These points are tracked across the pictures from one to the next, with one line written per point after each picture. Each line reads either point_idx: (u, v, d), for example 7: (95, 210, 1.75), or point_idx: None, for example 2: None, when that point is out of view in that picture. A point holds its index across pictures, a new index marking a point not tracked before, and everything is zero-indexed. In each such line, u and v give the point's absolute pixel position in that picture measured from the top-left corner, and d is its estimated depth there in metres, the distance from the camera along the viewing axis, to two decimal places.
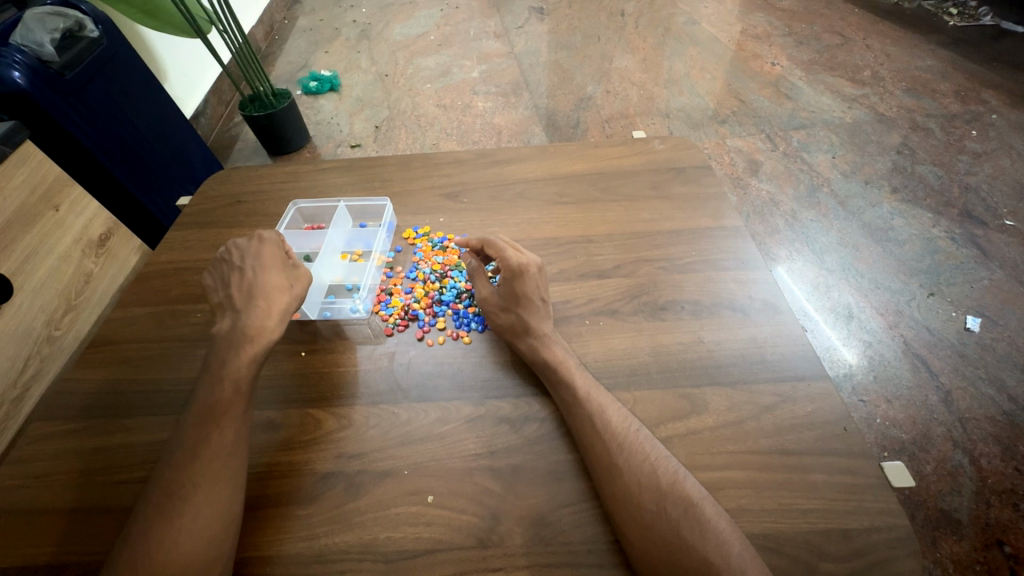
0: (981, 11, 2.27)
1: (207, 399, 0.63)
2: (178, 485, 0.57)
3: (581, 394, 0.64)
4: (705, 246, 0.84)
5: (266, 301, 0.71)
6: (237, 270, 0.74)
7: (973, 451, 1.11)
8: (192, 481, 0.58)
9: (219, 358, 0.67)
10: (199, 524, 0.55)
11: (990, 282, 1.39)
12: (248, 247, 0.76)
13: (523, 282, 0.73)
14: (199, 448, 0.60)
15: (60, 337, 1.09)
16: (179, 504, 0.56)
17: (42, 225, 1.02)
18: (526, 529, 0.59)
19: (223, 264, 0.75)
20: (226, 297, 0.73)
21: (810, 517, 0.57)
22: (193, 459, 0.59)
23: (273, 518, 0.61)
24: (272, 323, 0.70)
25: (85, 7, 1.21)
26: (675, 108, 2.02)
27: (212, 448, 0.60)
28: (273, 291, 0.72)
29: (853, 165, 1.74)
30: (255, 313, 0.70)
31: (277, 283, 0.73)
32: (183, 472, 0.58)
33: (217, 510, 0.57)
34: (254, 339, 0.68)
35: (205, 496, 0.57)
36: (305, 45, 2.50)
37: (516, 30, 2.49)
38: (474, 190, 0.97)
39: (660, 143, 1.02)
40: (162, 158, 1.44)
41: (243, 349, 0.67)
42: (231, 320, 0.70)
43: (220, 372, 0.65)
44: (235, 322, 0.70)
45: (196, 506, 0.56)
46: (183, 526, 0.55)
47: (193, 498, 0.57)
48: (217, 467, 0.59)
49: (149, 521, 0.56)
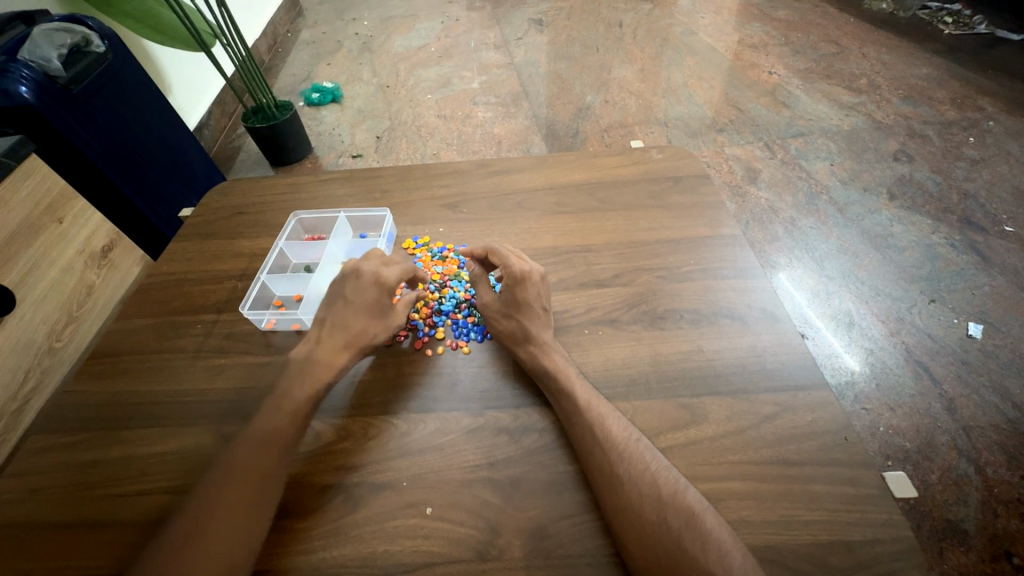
0: (976, 20, 2.29)
1: (267, 425, 0.64)
2: (216, 505, 0.58)
3: (581, 403, 0.64)
4: (704, 255, 0.85)
5: (329, 335, 0.71)
6: (332, 299, 0.74)
7: (978, 460, 1.10)
8: (228, 503, 0.58)
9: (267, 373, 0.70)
10: (214, 533, 0.56)
11: (991, 288, 1.39)
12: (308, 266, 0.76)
13: (524, 289, 0.73)
14: (246, 470, 0.60)
15: (61, 349, 1.09)
16: (212, 524, 0.57)
17: (46, 238, 1.02)
18: (526, 542, 0.58)
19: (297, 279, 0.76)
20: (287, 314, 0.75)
21: (811, 528, 0.57)
22: (236, 480, 0.60)
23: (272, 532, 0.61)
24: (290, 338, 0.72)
25: (92, 23, 1.23)
26: (673, 117, 2.03)
27: (256, 473, 0.60)
28: (337, 326, 0.72)
29: (852, 172, 1.74)
30: (325, 349, 0.70)
31: None
32: (222, 494, 0.59)
33: (242, 534, 0.57)
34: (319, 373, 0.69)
35: (236, 519, 0.57)
36: (307, 57, 2.53)
37: (515, 41, 2.52)
38: (473, 200, 0.97)
39: (657, 152, 1.02)
40: (165, 169, 1.45)
41: (305, 382, 0.68)
42: (306, 349, 0.71)
43: (283, 397, 0.66)
44: (309, 353, 0.70)
45: (227, 529, 0.56)
46: (209, 548, 0.55)
47: (227, 520, 0.57)
48: (255, 492, 0.59)
49: (180, 538, 0.56)
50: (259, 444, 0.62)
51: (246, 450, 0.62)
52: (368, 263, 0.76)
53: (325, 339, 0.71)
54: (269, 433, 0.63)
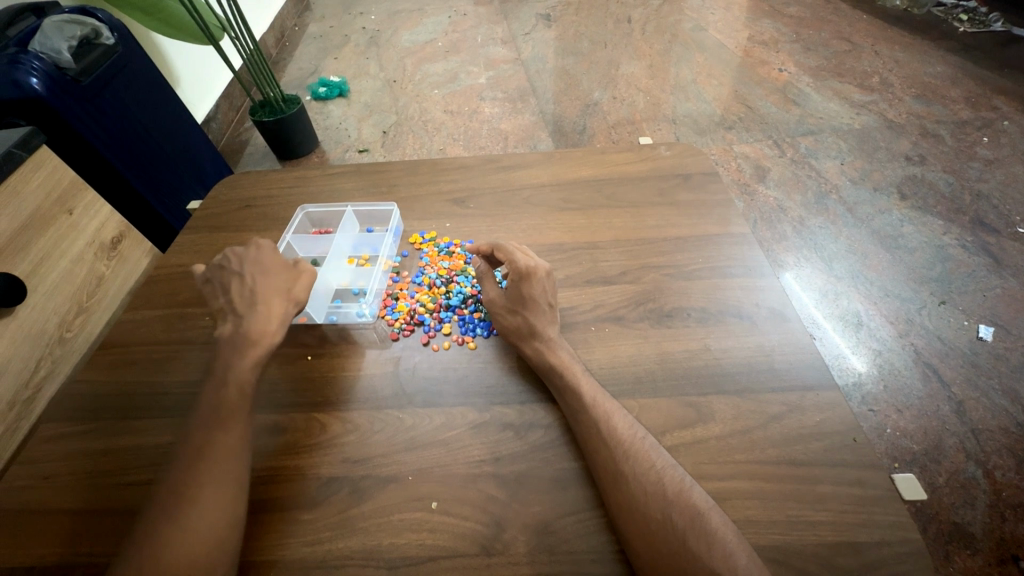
0: (992, 17, 2.26)
1: (211, 401, 0.64)
2: (185, 486, 0.58)
3: (587, 401, 0.64)
4: (713, 253, 0.84)
5: (266, 306, 0.71)
6: (236, 276, 0.74)
7: (986, 463, 1.09)
8: (217, 488, 0.58)
9: (237, 366, 0.67)
10: (199, 517, 0.56)
11: (1003, 291, 1.37)
12: (246, 253, 0.76)
13: (530, 285, 0.73)
14: (205, 449, 0.60)
15: (72, 340, 1.04)
16: (189, 506, 0.56)
17: (56, 229, 1.01)
18: (530, 537, 0.58)
19: (220, 272, 0.75)
20: (227, 303, 0.73)
21: (819, 529, 0.57)
22: (203, 461, 0.59)
23: (255, 524, 0.61)
24: (273, 327, 0.71)
25: (102, 15, 1.23)
26: (681, 114, 2.01)
27: (228, 451, 0.61)
28: (273, 295, 0.73)
29: (862, 171, 1.73)
30: (257, 317, 0.70)
31: (276, 287, 0.74)
32: (192, 474, 0.59)
33: (222, 512, 0.57)
34: (258, 343, 0.69)
35: (211, 495, 0.57)
36: (314, 51, 2.53)
37: (523, 36, 2.51)
38: (480, 196, 0.97)
39: (666, 150, 1.02)
40: (173, 162, 1.46)
41: (246, 353, 0.68)
42: (234, 324, 0.70)
43: (226, 374, 0.66)
44: (238, 327, 0.70)
45: (211, 515, 0.56)
46: (189, 528, 0.55)
47: (215, 503, 0.57)
48: (224, 467, 0.60)
49: (155, 524, 0.55)
50: (230, 424, 0.63)
51: (199, 430, 0.62)
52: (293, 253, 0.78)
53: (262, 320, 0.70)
54: (218, 409, 0.64)
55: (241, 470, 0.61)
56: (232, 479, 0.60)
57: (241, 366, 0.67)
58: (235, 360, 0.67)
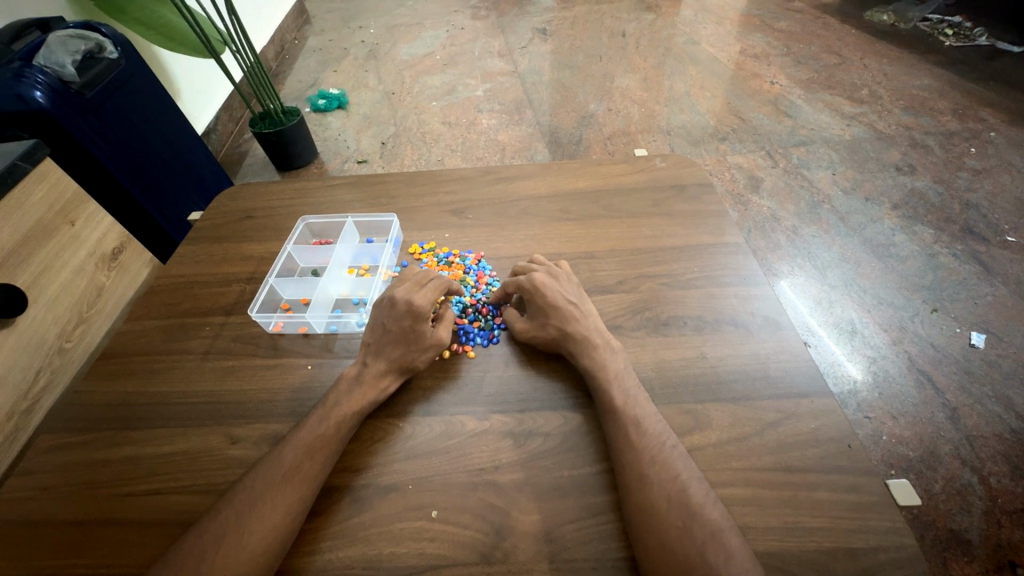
0: (977, 32, 2.32)
1: (315, 432, 0.65)
2: (240, 507, 0.59)
3: (619, 403, 0.65)
4: (707, 263, 0.85)
5: (372, 346, 0.72)
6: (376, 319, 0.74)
7: (981, 470, 1.10)
8: (261, 511, 0.58)
9: (336, 398, 0.68)
10: (237, 539, 0.56)
11: (993, 298, 1.39)
12: (383, 298, 0.75)
13: (543, 295, 0.76)
14: (267, 469, 0.62)
15: (72, 350, 1.03)
16: (241, 527, 0.57)
17: (57, 240, 1.01)
18: (530, 545, 0.59)
19: (376, 309, 0.75)
20: (367, 343, 0.73)
21: (816, 535, 0.57)
22: (264, 485, 0.60)
23: (295, 546, 0.60)
24: (389, 381, 0.71)
25: (106, 30, 1.26)
26: (675, 126, 2.05)
27: (299, 478, 0.61)
28: (396, 347, 0.72)
29: (853, 181, 1.75)
30: (385, 364, 0.71)
31: (401, 338, 0.72)
32: (251, 496, 0.59)
33: (265, 535, 0.57)
34: (373, 387, 0.69)
35: (268, 525, 0.57)
36: (314, 63, 2.56)
37: (520, 50, 2.55)
38: (478, 207, 0.98)
39: (661, 161, 1.03)
40: (173, 173, 1.47)
41: (357, 394, 0.68)
42: (359, 366, 0.71)
43: (334, 409, 0.67)
44: (362, 371, 0.71)
45: (250, 537, 0.56)
46: (229, 545, 0.56)
47: (262, 523, 0.57)
48: (292, 499, 0.59)
49: (208, 539, 0.57)
50: (295, 452, 0.63)
51: (282, 457, 0.63)
52: (423, 300, 0.74)
53: (372, 362, 0.71)
54: (316, 440, 0.64)
55: (299, 501, 0.60)
56: (279, 498, 0.59)
57: (332, 397, 0.68)
58: (348, 401, 0.68)
